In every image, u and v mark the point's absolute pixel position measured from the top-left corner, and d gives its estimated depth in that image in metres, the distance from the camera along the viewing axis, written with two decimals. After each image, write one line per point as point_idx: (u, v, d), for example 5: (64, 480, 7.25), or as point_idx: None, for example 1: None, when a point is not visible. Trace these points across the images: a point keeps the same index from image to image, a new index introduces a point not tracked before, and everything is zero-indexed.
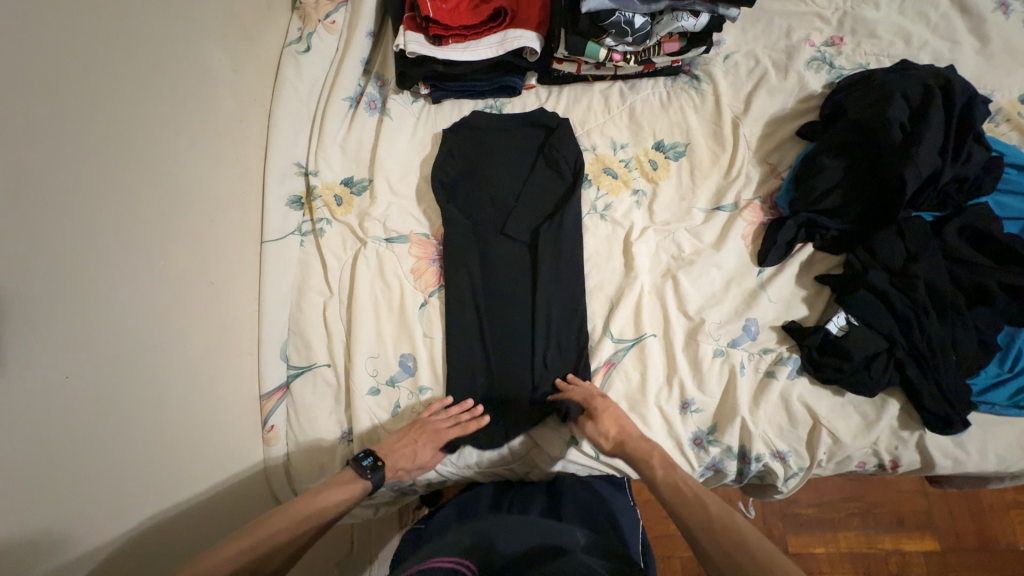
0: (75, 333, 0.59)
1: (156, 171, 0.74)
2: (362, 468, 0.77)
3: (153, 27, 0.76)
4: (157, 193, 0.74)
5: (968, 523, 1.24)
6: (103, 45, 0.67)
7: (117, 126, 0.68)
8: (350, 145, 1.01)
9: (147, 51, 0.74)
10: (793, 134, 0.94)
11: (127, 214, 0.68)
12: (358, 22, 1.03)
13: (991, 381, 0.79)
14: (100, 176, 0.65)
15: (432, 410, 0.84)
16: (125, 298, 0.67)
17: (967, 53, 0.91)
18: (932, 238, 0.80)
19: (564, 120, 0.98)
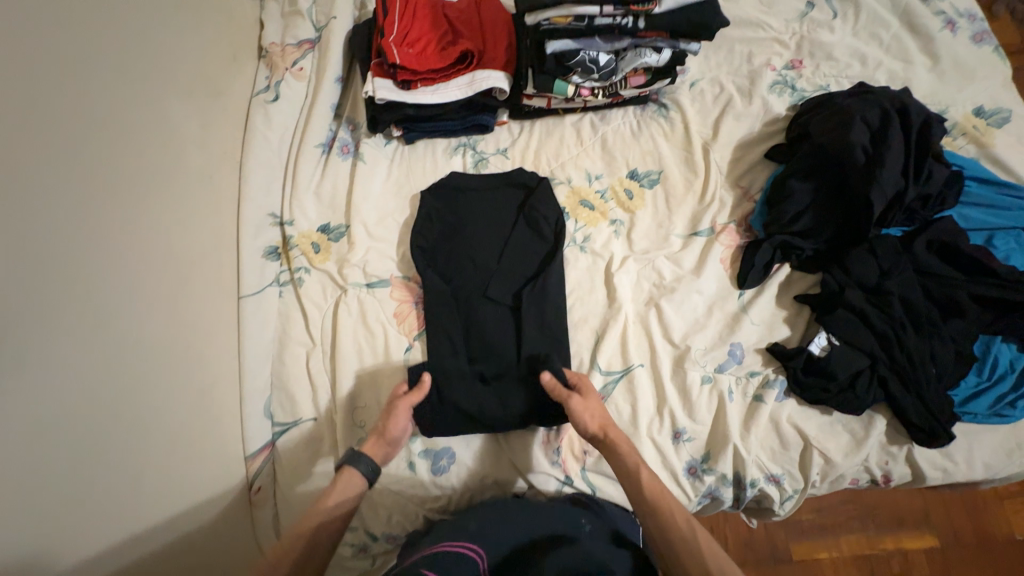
0: (50, 418, 0.57)
1: (129, 238, 0.72)
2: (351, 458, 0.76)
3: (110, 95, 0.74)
4: (129, 261, 0.71)
5: (964, 517, 1.25)
6: (59, 113, 0.65)
7: (78, 193, 0.65)
8: (325, 192, 1.01)
9: (109, 114, 0.72)
10: (762, 157, 0.96)
11: (100, 289, 0.66)
12: (326, 68, 1.03)
13: (971, 390, 0.80)
14: (71, 252, 0.63)
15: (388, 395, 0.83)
16: (105, 372, 0.64)
17: (920, 71, 0.94)
18: (902, 254, 0.82)
19: (545, 178, 0.98)
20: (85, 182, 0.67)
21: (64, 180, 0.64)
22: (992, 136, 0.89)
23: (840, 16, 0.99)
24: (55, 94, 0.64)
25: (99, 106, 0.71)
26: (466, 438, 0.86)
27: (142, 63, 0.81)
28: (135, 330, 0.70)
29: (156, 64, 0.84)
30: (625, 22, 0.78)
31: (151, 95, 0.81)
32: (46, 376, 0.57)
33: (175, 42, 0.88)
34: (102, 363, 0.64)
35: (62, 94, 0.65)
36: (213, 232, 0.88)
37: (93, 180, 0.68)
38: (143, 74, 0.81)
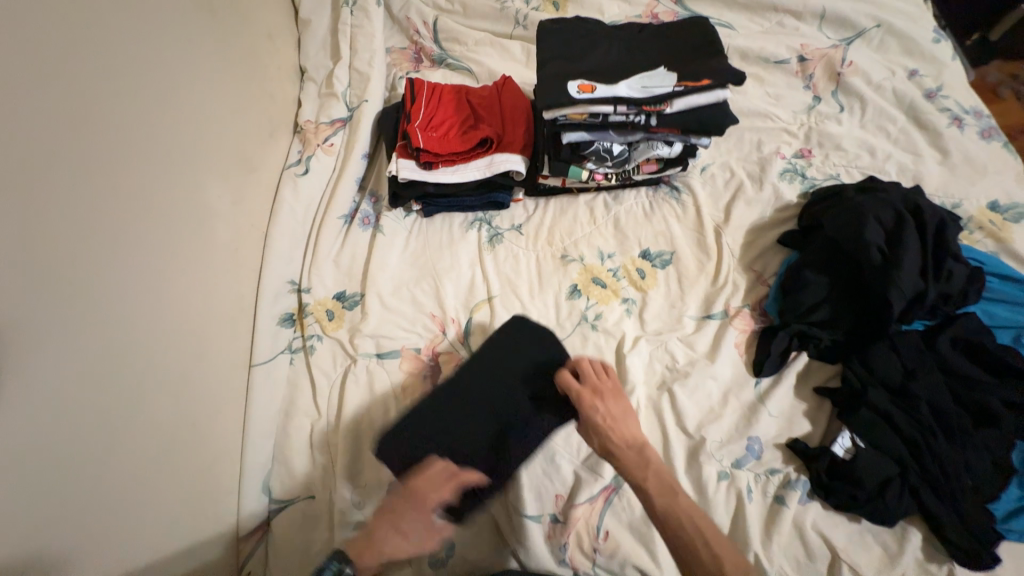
0: (52, 509, 0.55)
1: (151, 314, 0.72)
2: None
3: (172, 176, 0.79)
4: (147, 337, 0.71)
5: None
6: (121, 197, 0.69)
7: (126, 269, 0.69)
8: (343, 261, 1.04)
9: (165, 192, 0.77)
10: (774, 242, 0.96)
11: (119, 371, 0.65)
12: (354, 146, 1.10)
13: (1015, 505, 0.74)
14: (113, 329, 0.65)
15: (434, 478, 0.73)
16: (104, 463, 0.62)
17: (931, 163, 0.96)
18: (926, 352, 0.80)
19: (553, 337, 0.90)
20: (125, 262, 0.68)
21: (109, 257, 0.66)
22: (1010, 231, 0.89)
23: (846, 109, 1.03)
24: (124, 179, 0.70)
25: (145, 187, 0.74)
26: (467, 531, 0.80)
27: (195, 141, 0.86)
28: (147, 411, 0.69)
29: (204, 144, 0.88)
30: (638, 120, 0.82)
31: (193, 171, 0.85)
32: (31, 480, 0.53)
33: (221, 121, 0.94)
34: (103, 457, 0.62)
35: (116, 180, 0.68)
36: (234, 301, 0.90)
37: (130, 255, 0.69)
38: (194, 154, 0.85)
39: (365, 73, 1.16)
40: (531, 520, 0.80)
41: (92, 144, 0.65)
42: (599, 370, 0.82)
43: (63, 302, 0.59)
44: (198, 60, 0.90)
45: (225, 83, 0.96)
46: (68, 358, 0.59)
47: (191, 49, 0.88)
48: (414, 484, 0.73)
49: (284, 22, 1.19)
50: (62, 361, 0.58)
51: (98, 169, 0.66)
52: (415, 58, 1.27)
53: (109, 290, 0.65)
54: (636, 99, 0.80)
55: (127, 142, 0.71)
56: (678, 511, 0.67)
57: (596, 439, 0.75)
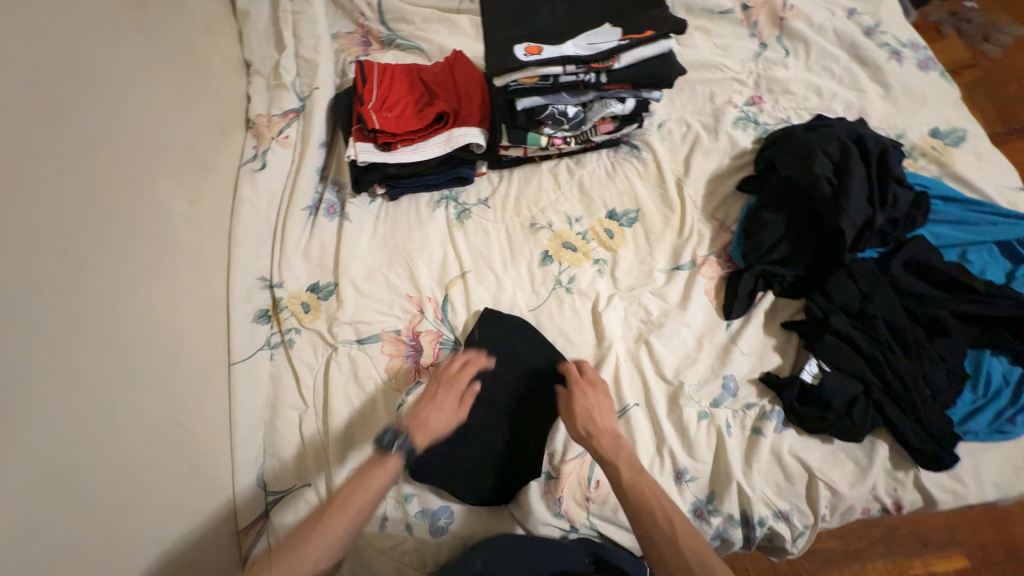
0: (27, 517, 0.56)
1: (113, 321, 0.72)
2: (387, 445, 0.77)
3: (114, 179, 0.78)
4: (110, 343, 0.71)
5: (971, 532, 1.16)
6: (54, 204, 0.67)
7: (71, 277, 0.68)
8: (313, 252, 1.03)
9: (107, 196, 0.76)
10: (733, 189, 0.99)
11: (78, 380, 0.65)
12: (310, 135, 1.08)
13: (969, 408, 0.80)
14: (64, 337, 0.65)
15: (453, 363, 0.86)
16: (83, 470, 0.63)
17: (874, 98, 1.00)
18: (880, 276, 0.84)
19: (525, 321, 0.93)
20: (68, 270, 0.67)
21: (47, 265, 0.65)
22: (951, 155, 0.94)
23: (791, 53, 1.06)
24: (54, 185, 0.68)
25: (82, 193, 0.72)
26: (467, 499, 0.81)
27: (136, 143, 0.84)
28: (123, 414, 0.70)
29: (151, 147, 0.87)
30: (589, 78, 0.83)
31: (139, 174, 0.83)
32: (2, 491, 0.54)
33: (167, 121, 0.91)
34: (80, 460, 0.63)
35: (52, 190, 0.67)
36: (204, 303, 0.89)
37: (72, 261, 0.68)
38: (139, 157, 0.83)
39: (312, 60, 1.14)
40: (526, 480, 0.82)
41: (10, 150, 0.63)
42: (592, 381, 0.85)
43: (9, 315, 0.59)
44: (131, 60, 0.88)
45: (162, 81, 0.93)
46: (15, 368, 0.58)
47: (119, 48, 0.85)
48: (446, 368, 0.86)
49: (220, 14, 1.15)
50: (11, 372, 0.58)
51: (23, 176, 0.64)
52: (363, 41, 1.25)
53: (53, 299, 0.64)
54: (585, 57, 0.81)
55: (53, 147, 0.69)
56: (644, 488, 0.72)
57: (580, 422, 0.79)
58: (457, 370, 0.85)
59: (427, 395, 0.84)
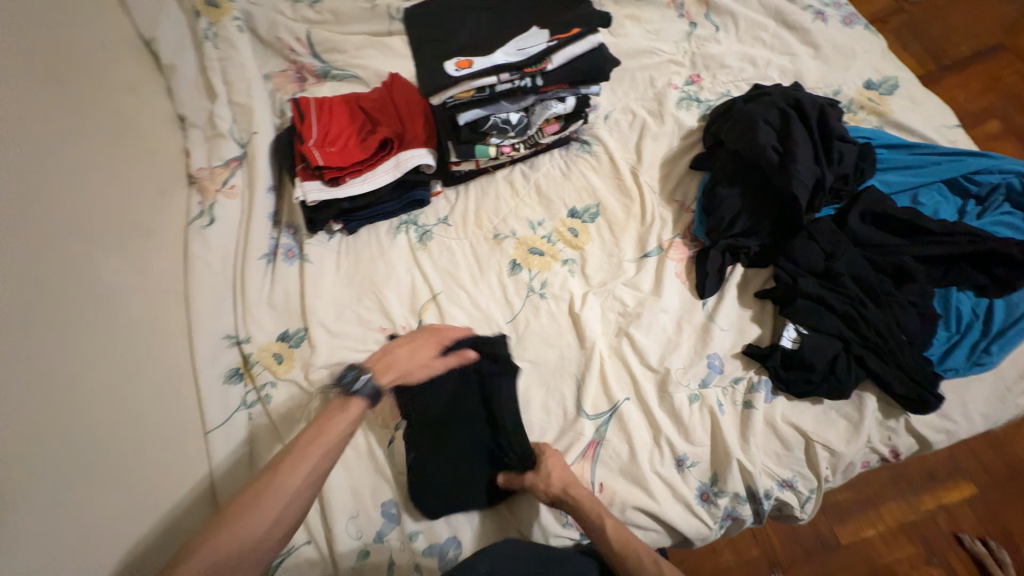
0: None
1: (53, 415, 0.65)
2: (348, 384, 0.75)
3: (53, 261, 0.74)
4: (63, 440, 0.64)
5: (972, 458, 1.19)
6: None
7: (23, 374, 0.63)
8: (278, 300, 1.00)
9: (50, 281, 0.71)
10: (687, 169, 1.00)
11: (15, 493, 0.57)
12: (256, 181, 1.05)
13: (945, 345, 0.81)
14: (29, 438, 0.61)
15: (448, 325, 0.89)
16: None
17: (806, 60, 1.02)
18: (839, 232, 0.85)
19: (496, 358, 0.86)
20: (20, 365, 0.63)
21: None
22: (887, 104, 0.97)
23: (721, 28, 1.08)
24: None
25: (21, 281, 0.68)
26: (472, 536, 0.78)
27: (72, 218, 0.80)
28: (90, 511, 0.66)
29: (86, 221, 0.82)
30: (524, 83, 0.83)
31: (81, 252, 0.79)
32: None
33: (103, 190, 0.88)
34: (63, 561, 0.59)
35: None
36: (171, 372, 0.85)
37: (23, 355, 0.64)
38: (76, 235, 0.79)
39: (247, 104, 1.11)
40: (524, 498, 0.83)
41: None
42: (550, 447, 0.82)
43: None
44: (56, 130, 0.83)
45: (92, 148, 0.89)
46: None
47: (41, 121, 0.81)
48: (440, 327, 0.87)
49: (145, 70, 1.11)
50: None
51: None
52: (298, 78, 1.22)
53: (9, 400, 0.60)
54: (516, 64, 0.81)
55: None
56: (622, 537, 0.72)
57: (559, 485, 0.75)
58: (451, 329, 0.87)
59: (400, 341, 0.84)
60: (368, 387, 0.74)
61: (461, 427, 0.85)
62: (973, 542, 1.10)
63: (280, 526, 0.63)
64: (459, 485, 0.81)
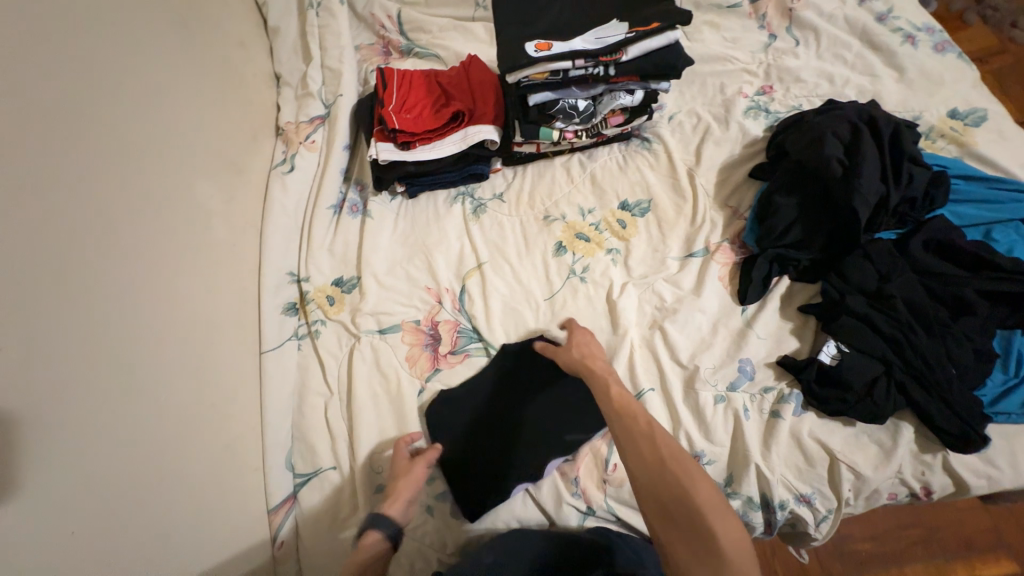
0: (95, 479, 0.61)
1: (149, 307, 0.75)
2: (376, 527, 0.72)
3: (162, 177, 0.84)
4: (149, 328, 0.74)
5: (1013, 529, 1.11)
6: (114, 195, 0.73)
7: (127, 264, 0.73)
8: (337, 248, 1.08)
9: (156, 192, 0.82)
10: (746, 177, 1.00)
11: (119, 363, 0.67)
12: (335, 138, 1.14)
13: (1001, 387, 0.77)
14: (123, 321, 0.70)
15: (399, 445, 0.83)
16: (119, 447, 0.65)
17: (888, 82, 1.00)
18: (898, 255, 0.83)
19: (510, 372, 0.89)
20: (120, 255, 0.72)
21: (105, 252, 0.69)
22: (971, 135, 0.93)
23: (801, 43, 1.07)
24: (117, 182, 0.74)
25: (136, 187, 0.78)
26: (484, 493, 0.81)
27: (180, 144, 0.90)
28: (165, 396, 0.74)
29: (191, 149, 0.93)
30: (597, 71, 0.87)
31: (185, 175, 0.90)
32: (43, 457, 0.55)
33: (206, 127, 0.99)
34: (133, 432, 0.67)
35: (104, 182, 0.72)
36: (238, 295, 0.95)
37: (126, 249, 0.73)
38: (181, 160, 0.90)
39: (337, 69, 1.21)
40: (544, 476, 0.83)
41: (85, 149, 0.70)
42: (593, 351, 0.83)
43: (81, 293, 0.64)
44: (178, 69, 0.95)
45: (203, 91, 1.01)
46: (78, 344, 0.62)
47: (167, 58, 0.93)
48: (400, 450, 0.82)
49: (255, 31, 1.23)
50: (74, 346, 0.62)
51: (93, 171, 0.70)
52: (384, 51, 1.32)
53: (113, 283, 0.70)
54: (593, 51, 0.85)
55: (114, 144, 0.75)
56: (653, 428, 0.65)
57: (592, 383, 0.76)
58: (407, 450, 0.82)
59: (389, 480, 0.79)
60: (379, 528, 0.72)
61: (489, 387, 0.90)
62: None
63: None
64: (477, 442, 0.85)
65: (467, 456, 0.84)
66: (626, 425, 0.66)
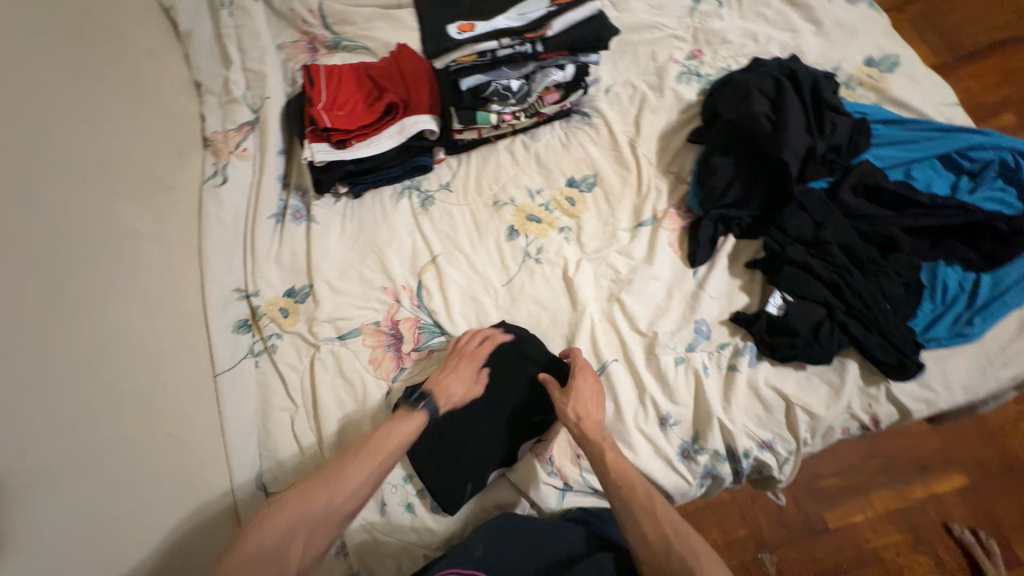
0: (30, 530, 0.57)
1: (77, 340, 0.70)
2: (412, 402, 0.78)
3: (72, 202, 0.79)
4: (80, 363, 0.70)
5: (960, 445, 1.20)
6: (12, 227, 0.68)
7: (40, 298, 0.68)
8: (284, 257, 1.04)
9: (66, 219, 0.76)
10: (685, 142, 1.02)
11: (44, 404, 0.63)
12: (268, 144, 1.09)
13: (930, 316, 0.83)
14: (46, 360, 0.66)
15: (463, 337, 0.88)
16: (59, 490, 0.62)
17: (808, 37, 1.03)
18: (829, 202, 0.87)
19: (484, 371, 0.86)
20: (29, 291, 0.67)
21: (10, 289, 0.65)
22: (887, 81, 0.98)
23: (724, 5, 1.09)
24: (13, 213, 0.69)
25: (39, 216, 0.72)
26: (462, 485, 0.81)
27: (89, 165, 0.84)
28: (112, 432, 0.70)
29: (104, 170, 0.87)
30: (525, 48, 0.88)
31: (100, 198, 0.84)
32: None
33: (120, 144, 0.92)
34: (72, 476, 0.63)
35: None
36: (184, 317, 0.89)
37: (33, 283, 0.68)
38: (94, 182, 0.84)
39: (260, 70, 1.15)
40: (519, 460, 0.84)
41: None
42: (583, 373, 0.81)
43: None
44: (77, 85, 0.88)
45: (112, 105, 0.94)
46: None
47: (61, 75, 0.86)
48: (464, 345, 0.87)
49: (166, 37, 1.16)
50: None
51: None
52: (310, 48, 1.26)
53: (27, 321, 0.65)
54: (517, 28, 0.86)
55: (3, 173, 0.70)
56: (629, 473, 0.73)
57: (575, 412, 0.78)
58: (475, 346, 0.87)
59: (445, 364, 0.85)
60: (428, 409, 0.78)
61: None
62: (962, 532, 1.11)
63: (352, 501, 0.68)
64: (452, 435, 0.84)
65: (443, 451, 0.82)
66: (618, 480, 0.72)
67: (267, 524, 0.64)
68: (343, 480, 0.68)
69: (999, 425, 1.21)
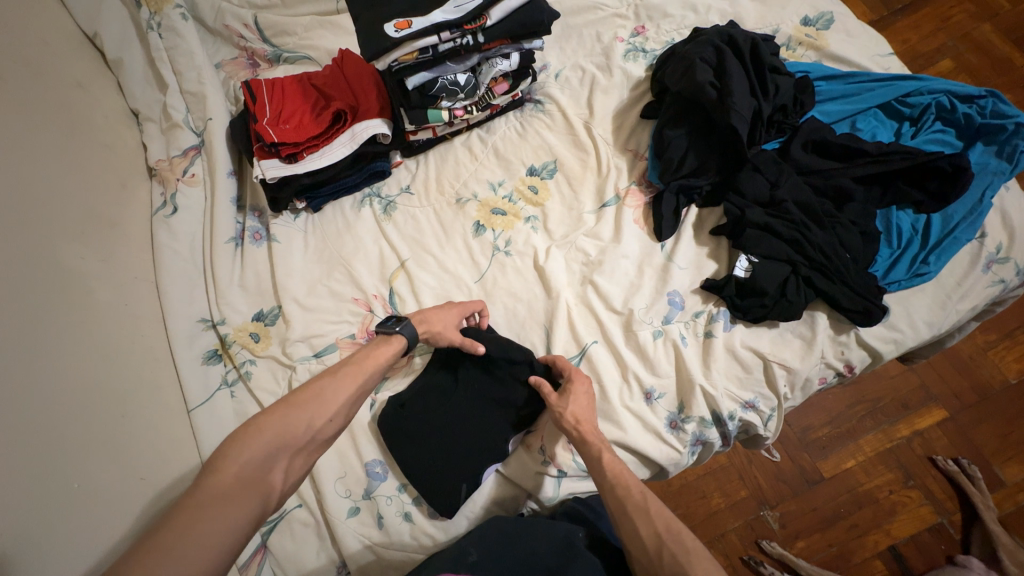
0: None
1: (32, 393, 0.67)
2: (389, 324, 0.81)
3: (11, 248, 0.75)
4: (40, 414, 0.66)
5: (937, 381, 1.24)
6: None
7: None
8: (249, 281, 1.01)
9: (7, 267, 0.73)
10: (638, 119, 1.03)
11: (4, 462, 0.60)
12: (216, 166, 1.05)
13: (889, 261, 0.85)
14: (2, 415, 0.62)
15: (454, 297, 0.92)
16: (30, 551, 0.59)
17: (744, 3, 1.05)
18: (782, 162, 0.89)
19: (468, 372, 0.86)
20: None
21: None
22: (824, 38, 1.00)
23: None
24: None
25: None
26: (457, 486, 0.79)
27: (25, 208, 0.80)
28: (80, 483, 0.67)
29: (43, 211, 0.83)
30: (466, 41, 0.87)
31: (42, 241, 0.80)
32: None
33: (57, 182, 0.88)
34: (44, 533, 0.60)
35: None
36: (148, 354, 0.86)
37: None
38: (33, 225, 0.80)
39: (199, 91, 1.11)
40: (513, 458, 0.85)
41: None
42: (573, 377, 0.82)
43: None
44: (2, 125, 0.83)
45: (44, 143, 0.89)
46: None
47: None
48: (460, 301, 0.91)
49: (95, 67, 1.11)
50: None
51: None
52: (250, 64, 1.23)
53: None
54: (455, 21, 0.84)
55: None
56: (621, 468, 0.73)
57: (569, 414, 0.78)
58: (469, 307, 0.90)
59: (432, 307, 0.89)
60: (404, 332, 0.80)
61: (441, 378, 0.88)
62: (946, 462, 1.16)
63: (327, 430, 0.68)
64: (440, 439, 0.83)
65: (434, 455, 0.82)
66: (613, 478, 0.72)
67: (228, 453, 0.58)
68: (326, 404, 0.68)
69: (970, 357, 1.26)
